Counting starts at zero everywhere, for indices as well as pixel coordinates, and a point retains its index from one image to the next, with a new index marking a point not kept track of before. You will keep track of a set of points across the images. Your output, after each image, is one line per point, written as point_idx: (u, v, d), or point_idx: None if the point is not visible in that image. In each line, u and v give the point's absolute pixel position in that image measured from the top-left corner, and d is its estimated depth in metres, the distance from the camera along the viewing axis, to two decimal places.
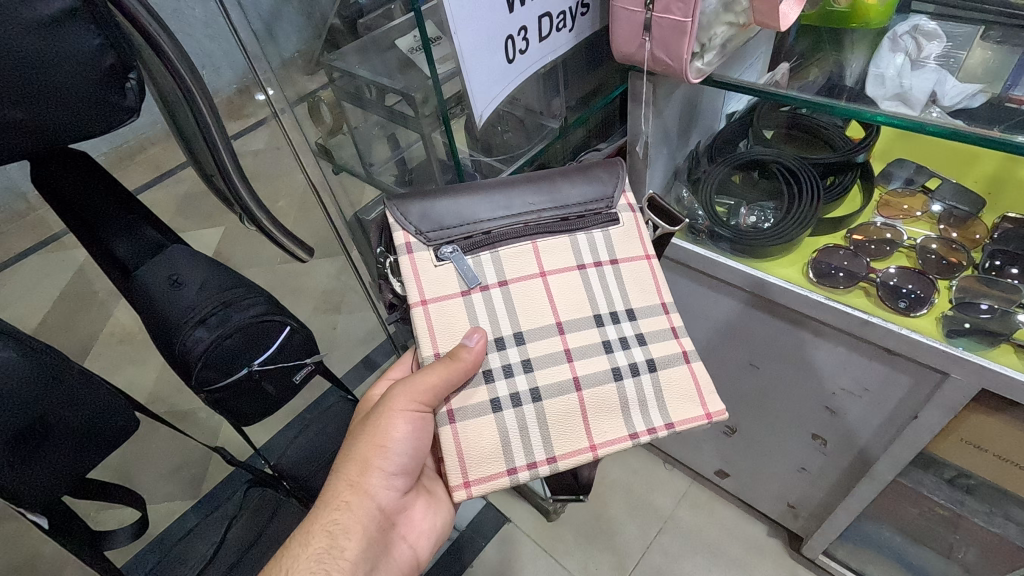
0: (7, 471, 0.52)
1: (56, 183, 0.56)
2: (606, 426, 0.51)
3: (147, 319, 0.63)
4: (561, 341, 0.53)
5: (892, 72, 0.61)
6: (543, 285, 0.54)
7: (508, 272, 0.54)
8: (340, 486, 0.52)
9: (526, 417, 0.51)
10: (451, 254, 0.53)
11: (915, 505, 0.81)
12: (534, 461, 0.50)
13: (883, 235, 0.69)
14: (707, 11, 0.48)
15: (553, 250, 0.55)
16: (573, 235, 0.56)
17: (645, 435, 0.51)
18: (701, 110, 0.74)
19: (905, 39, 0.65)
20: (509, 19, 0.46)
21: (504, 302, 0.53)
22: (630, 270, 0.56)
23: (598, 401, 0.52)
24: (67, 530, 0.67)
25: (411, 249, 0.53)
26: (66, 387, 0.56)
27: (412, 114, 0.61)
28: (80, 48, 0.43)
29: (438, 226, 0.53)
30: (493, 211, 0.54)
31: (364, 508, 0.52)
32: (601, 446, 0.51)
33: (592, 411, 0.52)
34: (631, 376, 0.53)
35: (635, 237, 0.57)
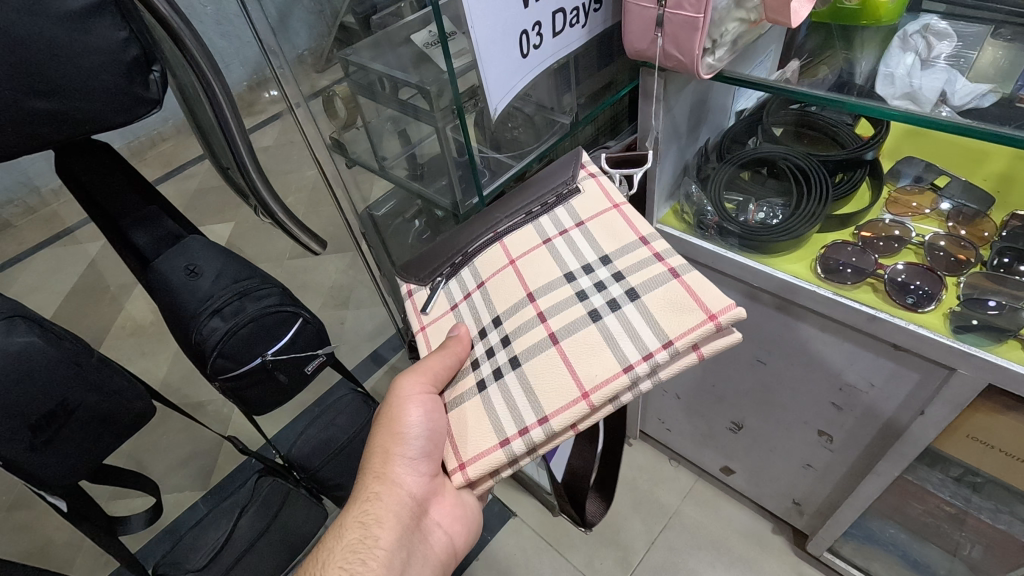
0: (28, 454, 0.54)
1: (75, 173, 0.56)
2: (593, 367, 0.46)
3: (163, 308, 0.65)
4: (533, 309, 0.51)
5: (902, 71, 0.61)
6: (513, 271, 0.54)
7: (484, 272, 0.56)
8: (369, 479, 0.55)
9: (509, 387, 0.49)
10: (440, 282, 0.59)
11: (921, 502, 0.82)
12: (528, 425, 0.47)
13: (891, 232, 0.69)
14: (720, 7, 0.48)
15: (519, 239, 0.56)
16: (537, 221, 0.57)
17: (638, 363, 0.44)
18: (711, 106, 0.75)
19: (916, 38, 0.65)
20: (524, 15, 0.47)
21: (482, 297, 0.55)
22: (602, 224, 0.54)
23: (578, 347, 0.47)
24: (83, 514, 0.68)
25: (411, 292, 0.61)
26: (85, 375, 0.57)
27: (426, 107, 0.61)
28: (105, 42, 0.43)
29: (430, 265, 0.61)
30: (473, 234, 0.59)
31: (392, 500, 0.54)
32: (594, 390, 0.45)
33: (575, 356, 0.47)
34: (612, 312, 0.48)
35: (596, 197, 0.56)
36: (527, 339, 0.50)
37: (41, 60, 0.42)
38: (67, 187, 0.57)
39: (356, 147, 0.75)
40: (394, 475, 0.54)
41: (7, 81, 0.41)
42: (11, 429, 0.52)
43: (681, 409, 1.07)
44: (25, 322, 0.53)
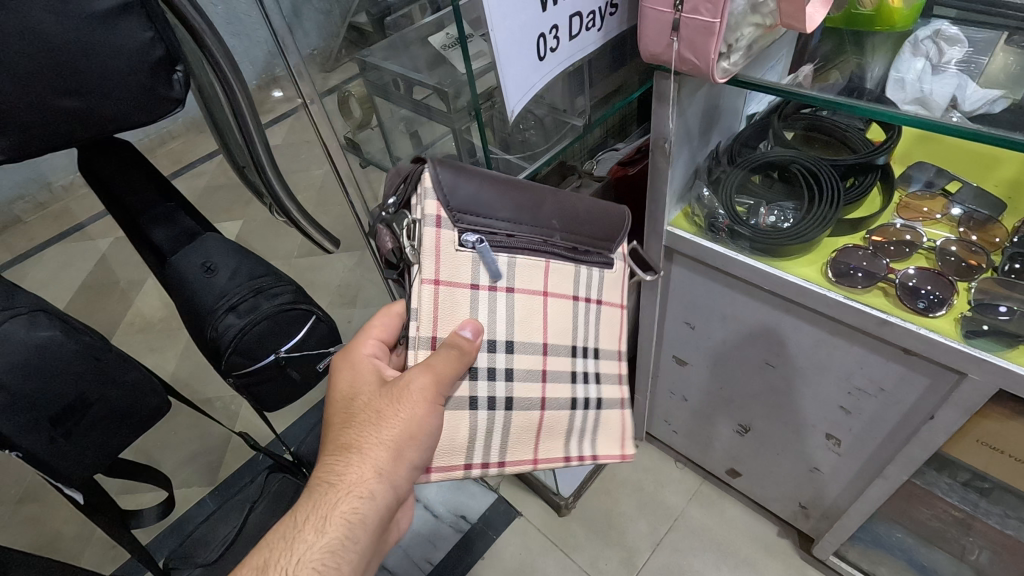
0: (47, 447, 0.55)
1: (97, 170, 0.57)
2: (549, 445, 0.57)
3: (180, 304, 0.65)
4: (542, 360, 0.55)
5: (912, 76, 0.63)
6: (542, 304, 0.55)
7: (519, 280, 0.53)
8: (358, 474, 0.50)
9: (495, 422, 0.53)
10: (474, 244, 0.49)
11: (928, 506, 0.82)
12: (493, 461, 0.53)
13: (902, 236, 0.69)
14: (737, 12, 0.49)
15: (559, 272, 0.56)
16: (575, 265, 0.57)
17: (574, 460, 0.59)
18: (723, 110, 0.76)
19: (927, 44, 0.66)
20: (542, 17, 0.47)
21: (507, 307, 0.52)
22: (607, 316, 0.62)
23: (551, 420, 0.57)
24: (98, 507, 0.69)
25: (439, 223, 0.48)
26: (104, 369, 0.58)
27: (443, 108, 0.63)
28: (131, 42, 0.44)
29: (461, 206, 0.49)
30: (515, 213, 0.52)
31: (380, 497, 0.50)
32: (542, 459, 0.57)
33: (546, 428, 0.56)
34: (580, 408, 0.60)
35: (617, 282, 0.62)
36: (524, 387, 0.54)
37: (69, 59, 0.42)
38: (88, 183, 0.58)
39: (370, 146, 0.74)
40: (391, 474, 0.50)
41: (35, 80, 0.42)
42: (30, 422, 0.53)
43: (687, 411, 1.07)
44: (46, 316, 0.54)
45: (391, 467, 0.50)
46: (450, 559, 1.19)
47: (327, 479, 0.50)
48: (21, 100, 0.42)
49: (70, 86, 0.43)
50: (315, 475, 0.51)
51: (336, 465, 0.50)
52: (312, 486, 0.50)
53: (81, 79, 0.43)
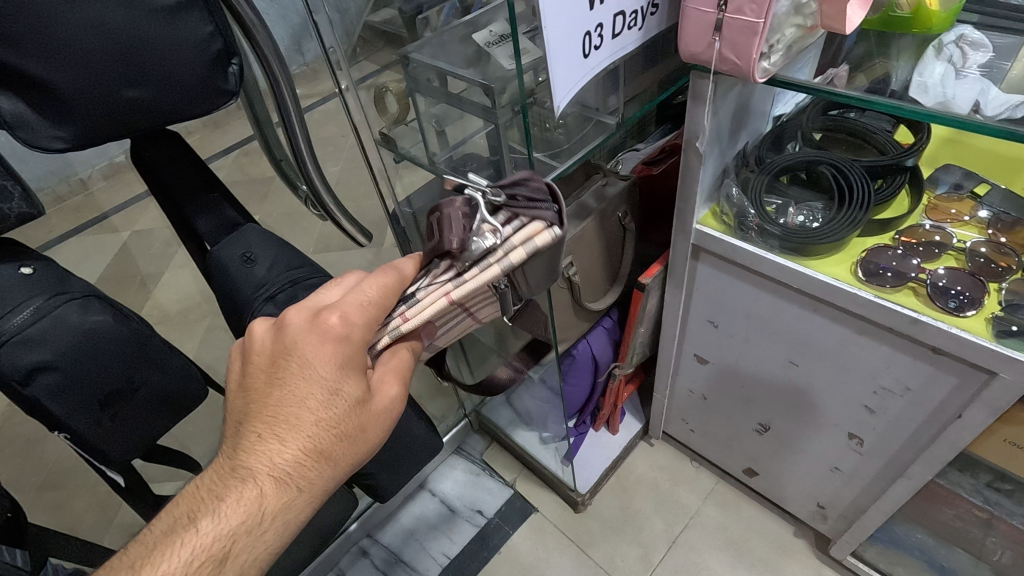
0: (93, 428, 0.56)
1: (147, 158, 0.60)
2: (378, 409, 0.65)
3: (220, 292, 0.67)
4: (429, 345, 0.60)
5: (934, 81, 0.62)
6: (477, 324, 0.58)
7: (485, 315, 0.55)
8: (322, 483, 0.50)
9: None
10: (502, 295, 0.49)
11: (951, 506, 0.82)
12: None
13: (931, 237, 0.70)
14: (780, 13, 0.50)
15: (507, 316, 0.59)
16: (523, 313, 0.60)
17: None
18: (753, 109, 0.76)
19: (950, 48, 0.66)
20: (588, 16, 0.49)
21: (458, 323, 0.55)
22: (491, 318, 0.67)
23: None
24: (134, 491, 0.71)
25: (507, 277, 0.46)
26: (150, 354, 0.59)
27: (488, 104, 0.63)
28: (194, 35, 0.46)
29: (526, 271, 0.46)
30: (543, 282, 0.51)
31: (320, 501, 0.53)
32: None
33: None
34: None
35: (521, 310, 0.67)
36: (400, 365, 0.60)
37: (135, 52, 0.43)
38: (137, 169, 0.61)
39: (405, 141, 0.76)
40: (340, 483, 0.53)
41: (102, 70, 0.43)
42: (82, 404, 0.54)
43: (706, 410, 1.08)
44: (99, 301, 0.55)
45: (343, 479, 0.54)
46: (466, 554, 1.20)
47: (288, 483, 0.48)
48: (88, 91, 0.43)
49: (135, 77, 0.44)
50: (277, 476, 0.47)
51: (301, 471, 0.48)
52: (278, 493, 0.47)
53: (146, 71, 0.44)
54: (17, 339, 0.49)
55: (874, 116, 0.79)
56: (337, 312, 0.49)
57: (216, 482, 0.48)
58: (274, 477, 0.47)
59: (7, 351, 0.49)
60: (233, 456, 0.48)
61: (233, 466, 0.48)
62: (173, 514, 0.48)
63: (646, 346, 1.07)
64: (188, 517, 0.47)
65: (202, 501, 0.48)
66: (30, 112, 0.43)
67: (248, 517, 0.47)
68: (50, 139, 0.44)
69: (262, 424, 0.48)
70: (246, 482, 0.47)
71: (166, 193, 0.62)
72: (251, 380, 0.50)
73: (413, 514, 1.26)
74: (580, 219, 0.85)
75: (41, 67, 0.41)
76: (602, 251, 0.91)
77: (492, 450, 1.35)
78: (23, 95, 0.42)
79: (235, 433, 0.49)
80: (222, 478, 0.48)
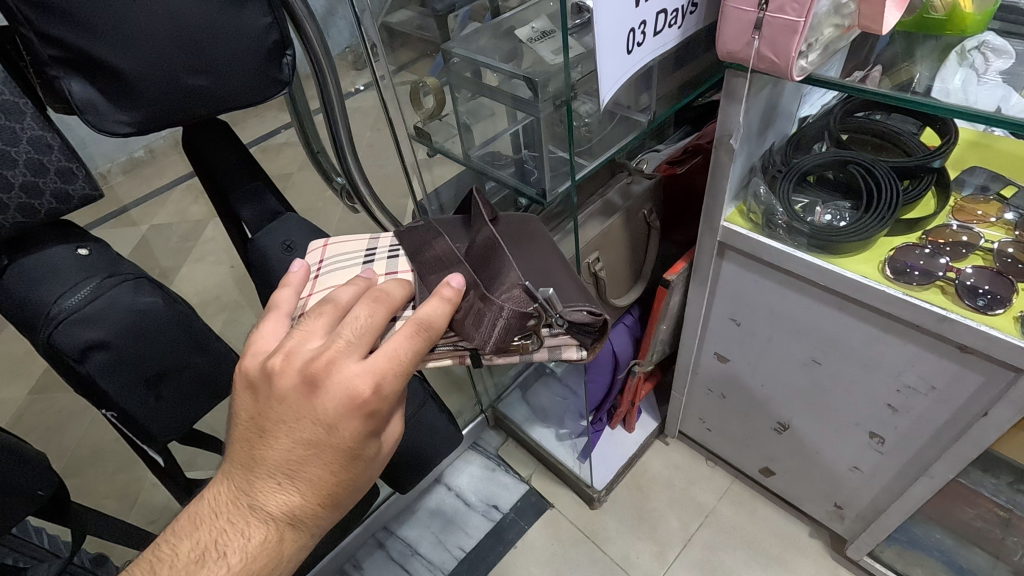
0: (140, 406, 0.58)
1: (197, 146, 0.62)
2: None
3: (259, 279, 0.68)
4: None
5: (957, 86, 0.63)
6: None
7: None
8: (329, 520, 0.52)
9: None
10: None
11: (972, 506, 0.83)
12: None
13: (959, 238, 0.71)
14: (820, 13, 0.51)
15: None
16: None
17: None
18: (781, 109, 0.77)
19: (973, 55, 0.66)
20: (634, 13, 0.50)
21: None
22: None
23: None
24: (168, 473, 0.72)
25: None
26: (195, 335, 0.61)
27: (529, 97, 0.64)
28: (254, 26, 0.48)
29: None
30: None
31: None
32: None
33: None
34: None
35: None
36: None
37: (199, 39, 0.45)
38: (188, 158, 0.63)
39: (440, 135, 0.79)
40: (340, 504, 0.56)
41: (167, 57, 0.44)
42: (130, 382, 0.56)
43: (724, 408, 1.08)
44: (149, 283, 0.57)
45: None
46: (482, 548, 1.21)
47: (303, 526, 0.49)
48: (154, 76, 0.45)
49: (198, 65, 0.46)
50: (296, 521, 0.49)
51: (316, 516, 0.50)
52: (295, 535, 0.49)
53: (209, 59, 0.46)
54: (74, 317, 0.51)
55: (900, 119, 0.80)
56: (371, 381, 0.45)
57: (234, 519, 0.48)
58: (292, 524, 0.49)
59: (64, 329, 0.51)
60: (251, 499, 0.48)
61: (252, 507, 0.48)
62: (188, 544, 0.48)
63: (666, 344, 1.08)
64: (209, 552, 0.48)
65: (219, 539, 0.48)
66: (100, 97, 0.45)
67: (268, 558, 0.48)
68: (117, 123, 0.46)
69: (284, 477, 0.47)
70: (265, 525, 0.48)
71: (212, 180, 0.64)
72: (271, 428, 0.47)
73: (429, 508, 1.28)
74: (606, 216, 0.86)
75: (113, 53, 0.43)
76: (626, 247, 0.92)
77: (507, 446, 1.36)
78: (94, 80, 0.44)
79: (253, 479, 0.48)
80: (241, 515, 0.48)
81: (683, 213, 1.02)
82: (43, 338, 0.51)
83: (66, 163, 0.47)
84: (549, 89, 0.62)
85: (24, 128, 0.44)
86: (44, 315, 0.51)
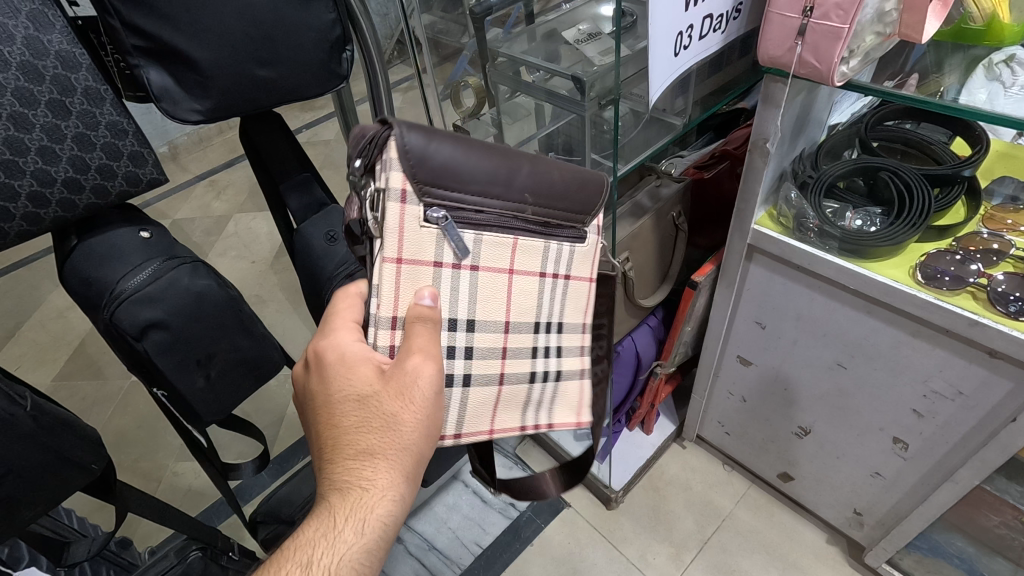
0: (191, 384, 0.60)
1: (252, 137, 0.64)
2: (507, 416, 0.56)
3: (302, 268, 0.70)
4: (500, 364, 0.53)
5: (983, 97, 0.64)
6: (508, 282, 0.51)
7: (483, 258, 0.49)
8: (383, 477, 0.47)
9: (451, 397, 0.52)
10: (440, 217, 0.45)
11: (997, 513, 0.84)
12: (448, 432, 0.53)
13: (989, 245, 0.72)
14: (864, 20, 0.52)
15: (528, 250, 0.51)
16: (548, 241, 0.52)
17: (530, 429, 0.57)
18: (814, 116, 0.79)
19: (1001, 68, 0.68)
20: (683, 17, 0.52)
21: (469, 286, 0.49)
22: (575, 291, 0.57)
23: (510, 396, 0.55)
24: (206, 455, 0.74)
25: (405, 198, 0.44)
26: (243, 319, 0.63)
27: (576, 96, 0.65)
28: (319, 22, 0.51)
29: (423, 177, 0.44)
30: (485, 184, 0.46)
31: (407, 497, 0.48)
32: (496, 427, 0.55)
33: (504, 402, 0.55)
34: (540, 381, 0.57)
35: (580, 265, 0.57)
36: (517, 364, 0.55)
37: (269, 32, 0.48)
38: (244, 150, 0.66)
39: (478, 134, 0.82)
40: (413, 470, 0.48)
41: (238, 49, 0.47)
42: (183, 361, 0.58)
43: (744, 412, 1.09)
44: (204, 267, 0.59)
45: (412, 466, 0.48)
46: (497, 546, 1.22)
47: (348, 486, 0.46)
48: (225, 66, 0.47)
49: (267, 58, 0.48)
50: (338, 483, 0.47)
51: (355, 471, 0.47)
52: (344, 499, 0.46)
53: (277, 51, 0.49)
54: (136, 296, 0.53)
55: (930, 128, 0.82)
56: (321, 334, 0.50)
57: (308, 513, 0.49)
58: (334, 485, 0.47)
59: (126, 307, 0.53)
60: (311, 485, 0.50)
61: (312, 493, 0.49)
62: None
63: (689, 346, 1.09)
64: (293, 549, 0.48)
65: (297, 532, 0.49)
66: (174, 85, 0.47)
67: (323, 531, 0.46)
68: (189, 111, 0.48)
69: (317, 453, 0.49)
70: (318, 501, 0.47)
71: (264, 170, 0.67)
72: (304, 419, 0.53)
73: (446, 503, 1.29)
74: (637, 217, 0.88)
75: (190, 44, 0.45)
76: (655, 248, 0.93)
77: (524, 444, 1.38)
78: (170, 69, 0.46)
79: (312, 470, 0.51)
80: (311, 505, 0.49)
81: (709, 218, 1.03)
82: (105, 317, 0.53)
83: (138, 149, 0.50)
84: (598, 86, 0.63)
85: (103, 114, 0.47)
86: (108, 294, 0.53)
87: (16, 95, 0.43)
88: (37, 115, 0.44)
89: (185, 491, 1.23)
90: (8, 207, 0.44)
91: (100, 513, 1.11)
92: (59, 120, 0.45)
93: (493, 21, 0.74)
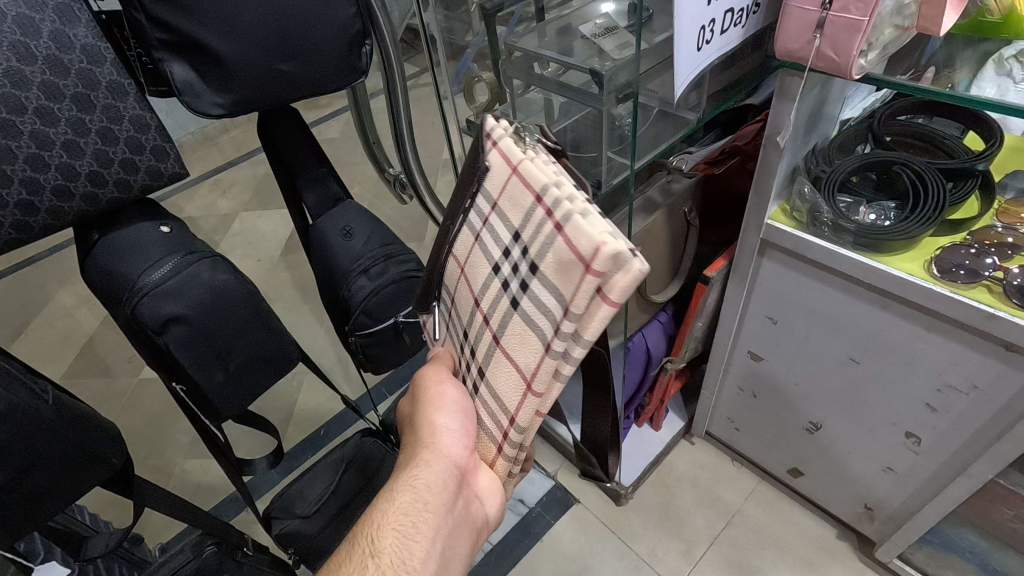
0: (212, 378, 0.61)
1: (270, 131, 0.64)
2: (525, 357, 0.42)
3: (317, 264, 0.71)
4: (489, 332, 0.45)
5: (992, 92, 0.64)
6: (464, 283, 0.48)
7: (450, 287, 0.51)
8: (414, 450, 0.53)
9: (487, 395, 0.48)
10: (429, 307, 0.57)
11: (1011, 507, 0.84)
12: (506, 426, 0.47)
13: (1004, 239, 0.72)
14: (883, 13, 0.52)
15: (460, 247, 0.48)
16: (466, 218, 0.47)
17: (551, 344, 0.39)
18: (827, 110, 0.78)
19: (1011, 63, 0.67)
20: (706, 11, 0.52)
21: (455, 313, 0.51)
22: (512, 197, 0.42)
23: (511, 338, 0.43)
24: (223, 451, 0.74)
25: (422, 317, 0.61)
26: (262, 313, 0.63)
27: (595, 91, 0.65)
28: (341, 17, 0.51)
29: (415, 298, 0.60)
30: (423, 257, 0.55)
31: (438, 470, 0.51)
32: (531, 380, 0.42)
33: (510, 347, 0.43)
34: (522, 293, 0.41)
35: (497, 164, 0.43)
36: (497, 313, 0.44)
37: (292, 25, 0.48)
38: (262, 144, 0.66)
39: None
40: (436, 442, 0.51)
41: (261, 43, 0.47)
42: (203, 356, 0.59)
43: (755, 407, 1.09)
44: (224, 261, 0.60)
45: (435, 437, 0.51)
46: (506, 543, 1.22)
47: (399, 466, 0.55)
48: (249, 61, 0.48)
49: (289, 52, 0.49)
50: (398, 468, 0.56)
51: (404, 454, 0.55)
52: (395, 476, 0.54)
53: (299, 44, 0.49)
54: (158, 290, 0.54)
55: (942, 123, 0.82)
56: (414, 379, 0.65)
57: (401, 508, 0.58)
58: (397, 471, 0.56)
59: (148, 300, 0.53)
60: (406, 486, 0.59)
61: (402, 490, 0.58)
62: None
63: (699, 342, 1.09)
64: None
65: None
66: (197, 79, 0.48)
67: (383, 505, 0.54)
68: (211, 105, 0.49)
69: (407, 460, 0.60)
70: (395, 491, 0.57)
71: (283, 166, 0.68)
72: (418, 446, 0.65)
73: None
74: (648, 212, 0.88)
75: (214, 39, 0.46)
76: (666, 243, 0.94)
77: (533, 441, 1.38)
78: (195, 63, 0.47)
79: None
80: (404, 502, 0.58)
81: (719, 214, 1.02)
82: (127, 310, 0.54)
83: (161, 143, 0.50)
84: (616, 80, 0.64)
85: (127, 108, 0.47)
86: (129, 287, 0.54)
87: (42, 89, 0.43)
88: (62, 108, 0.44)
89: (195, 488, 1.23)
90: (33, 200, 0.45)
91: (112, 510, 1.12)
92: (84, 114, 0.45)
93: (499, 17, 0.74)
